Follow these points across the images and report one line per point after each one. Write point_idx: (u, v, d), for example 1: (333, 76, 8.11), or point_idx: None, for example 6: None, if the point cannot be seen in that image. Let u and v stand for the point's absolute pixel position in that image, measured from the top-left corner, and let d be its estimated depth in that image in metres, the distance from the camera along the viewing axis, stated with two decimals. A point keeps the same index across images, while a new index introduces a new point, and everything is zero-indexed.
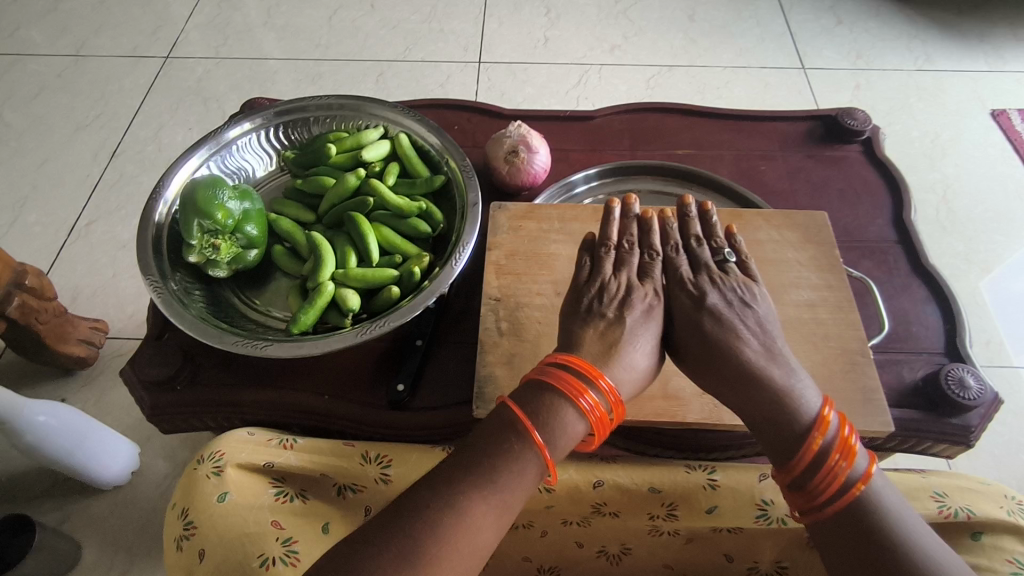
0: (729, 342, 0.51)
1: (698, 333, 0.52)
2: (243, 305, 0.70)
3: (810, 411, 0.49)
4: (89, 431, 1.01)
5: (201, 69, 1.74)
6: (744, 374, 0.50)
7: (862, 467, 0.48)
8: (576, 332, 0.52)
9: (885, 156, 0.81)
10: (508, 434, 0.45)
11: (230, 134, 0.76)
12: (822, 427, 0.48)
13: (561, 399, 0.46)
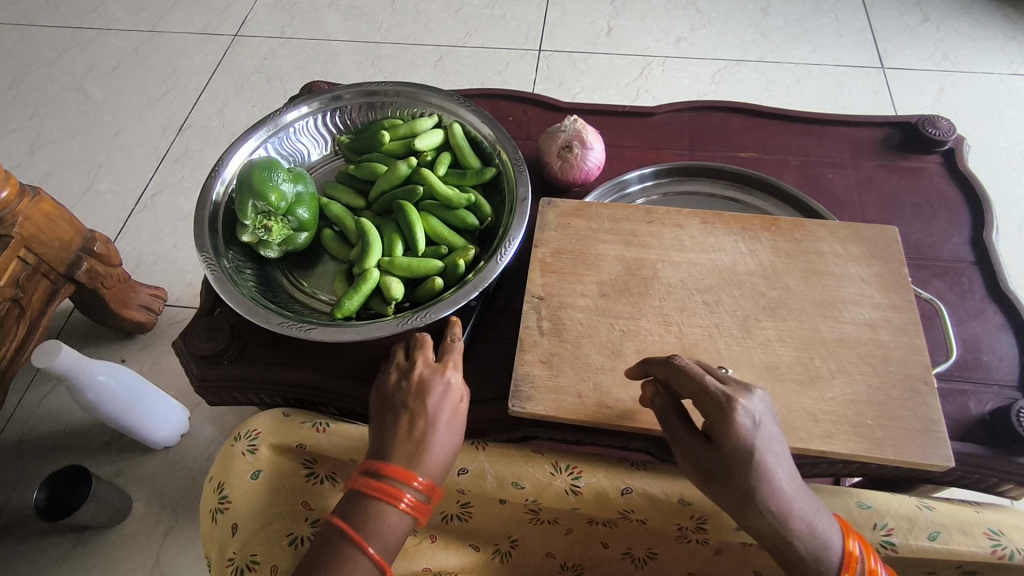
0: (769, 476, 0.48)
1: (742, 461, 0.48)
2: (291, 287, 0.71)
3: (836, 547, 0.50)
4: (143, 393, 1.06)
5: (267, 48, 1.78)
6: (779, 510, 0.48)
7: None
8: (385, 432, 0.55)
9: (967, 170, 0.75)
10: (342, 542, 0.50)
11: (288, 117, 0.77)
12: (852, 565, 0.50)
13: (379, 505, 0.52)
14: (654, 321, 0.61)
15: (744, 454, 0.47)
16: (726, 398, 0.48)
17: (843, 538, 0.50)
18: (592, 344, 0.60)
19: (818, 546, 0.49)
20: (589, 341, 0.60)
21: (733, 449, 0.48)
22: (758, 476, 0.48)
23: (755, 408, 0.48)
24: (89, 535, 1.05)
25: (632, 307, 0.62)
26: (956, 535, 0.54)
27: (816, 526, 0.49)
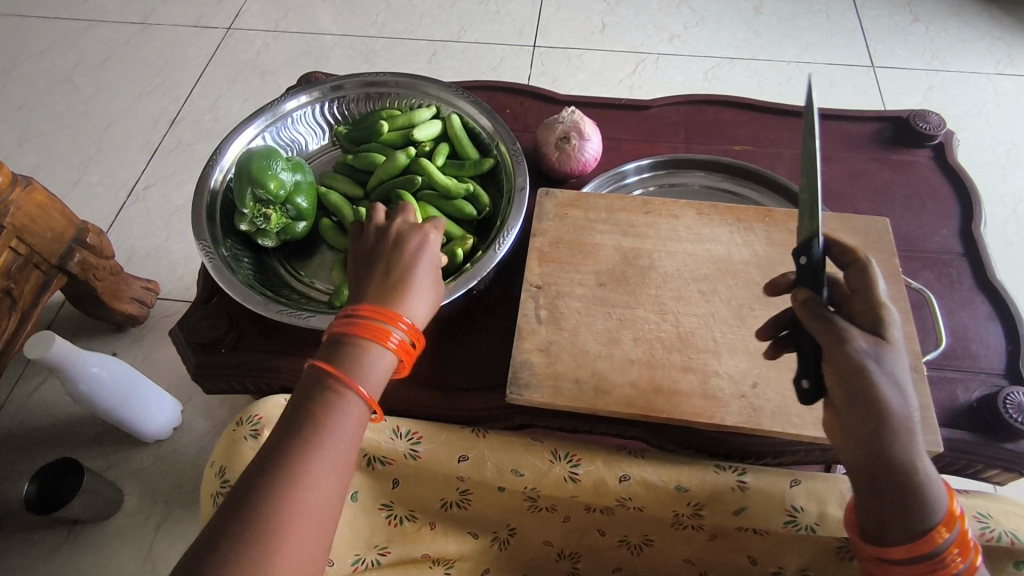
0: (903, 391, 0.47)
1: (884, 369, 0.47)
2: (289, 276, 0.71)
3: (945, 502, 0.46)
4: (137, 385, 1.05)
5: (261, 42, 1.77)
6: (906, 436, 0.46)
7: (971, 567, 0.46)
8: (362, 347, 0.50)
9: (957, 164, 0.76)
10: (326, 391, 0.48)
11: (287, 106, 0.77)
12: (951, 524, 0.45)
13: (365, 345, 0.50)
14: (651, 310, 0.61)
15: (884, 361, 0.47)
16: (874, 304, 0.50)
17: (951, 500, 0.46)
18: (589, 332, 0.60)
19: (924, 490, 0.45)
20: (586, 329, 0.61)
21: (877, 351, 0.47)
22: (887, 390, 0.46)
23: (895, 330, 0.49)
24: (80, 528, 1.04)
25: (628, 296, 0.62)
26: None
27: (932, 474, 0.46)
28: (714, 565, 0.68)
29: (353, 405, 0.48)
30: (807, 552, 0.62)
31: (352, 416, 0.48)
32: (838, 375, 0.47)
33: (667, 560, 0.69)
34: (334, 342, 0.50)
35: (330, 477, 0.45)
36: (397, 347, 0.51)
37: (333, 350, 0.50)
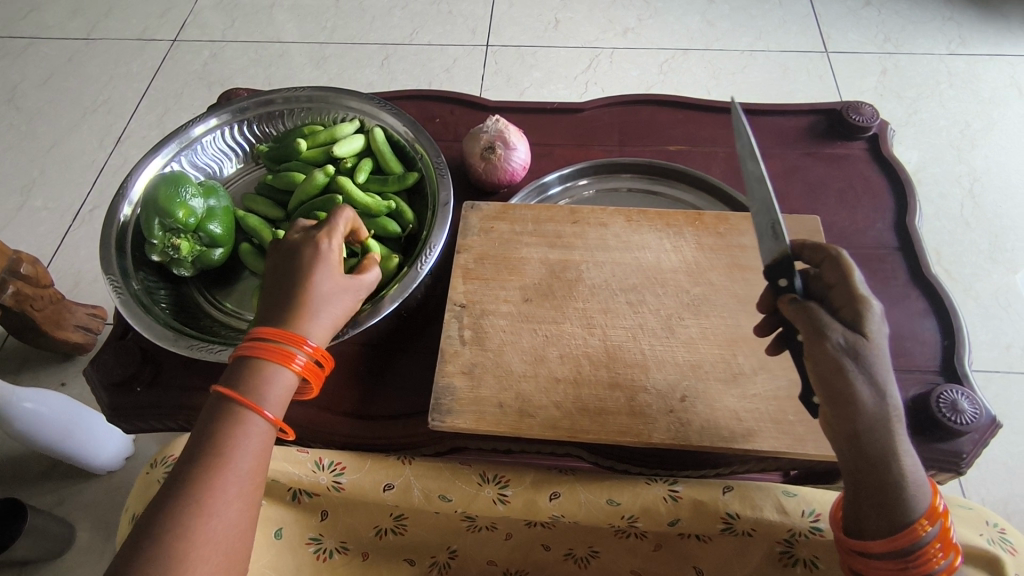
0: (887, 388, 0.45)
1: (866, 365, 0.45)
2: (208, 305, 0.68)
3: (925, 493, 0.45)
4: (79, 418, 1.01)
5: (208, 52, 1.72)
6: (885, 432, 0.44)
7: (950, 559, 0.45)
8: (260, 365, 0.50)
9: (892, 155, 0.75)
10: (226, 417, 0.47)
11: (195, 131, 0.74)
12: (932, 517, 0.45)
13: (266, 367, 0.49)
14: (578, 324, 0.59)
15: (867, 356, 0.45)
16: (857, 296, 0.47)
17: (932, 493, 0.46)
18: (514, 351, 0.58)
19: (903, 486, 0.45)
20: (511, 348, 0.59)
21: (860, 346, 0.45)
22: (864, 386, 0.45)
23: (878, 324, 0.46)
24: (28, 570, 1.00)
25: (555, 311, 0.60)
26: None
27: (916, 467, 0.45)
28: None
29: (259, 428, 0.47)
30: (754, 559, 0.59)
31: (259, 439, 0.47)
32: (819, 375, 0.46)
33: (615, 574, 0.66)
34: (239, 368, 0.49)
35: (239, 497, 0.45)
36: (304, 369, 0.51)
37: (238, 376, 0.49)
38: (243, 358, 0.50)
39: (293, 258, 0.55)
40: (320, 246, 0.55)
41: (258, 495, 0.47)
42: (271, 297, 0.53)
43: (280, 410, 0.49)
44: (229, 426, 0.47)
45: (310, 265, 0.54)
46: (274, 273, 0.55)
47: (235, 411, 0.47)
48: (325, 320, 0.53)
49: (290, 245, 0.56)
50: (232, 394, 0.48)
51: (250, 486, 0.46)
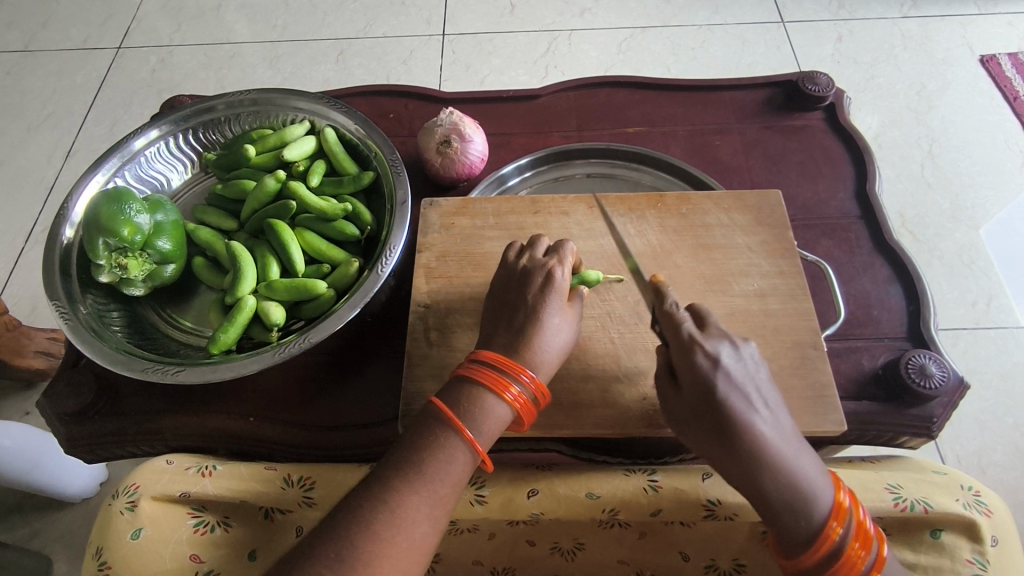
0: (742, 416, 0.46)
1: (706, 401, 0.46)
2: (165, 325, 0.66)
3: (826, 495, 0.45)
4: (48, 445, 0.97)
5: (155, 58, 1.66)
6: (760, 456, 0.45)
7: (875, 553, 0.45)
8: (472, 391, 0.47)
9: (849, 123, 0.75)
10: (437, 428, 0.46)
11: (136, 144, 0.71)
12: (840, 517, 0.45)
13: (486, 394, 0.47)
14: None
15: (703, 391, 0.46)
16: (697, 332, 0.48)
17: (833, 489, 0.46)
18: None
19: (801, 498, 0.45)
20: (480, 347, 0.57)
21: (691, 384, 0.47)
22: (733, 412, 0.46)
23: (726, 346, 0.48)
24: None
25: None
26: (859, 493, 0.53)
27: (809, 474, 0.45)
28: (646, 565, 0.64)
29: (462, 456, 0.46)
30: (738, 541, 0.60)
31: (461, 467, 0.46)
32: (690, 415, 0.48)
33: (603, 565, 0.65)
34: (456, 387, 0.48)
35: (429, 520, 0.44)
36: (520, 402, 0.48)
37: (453, 394, 0.48)
38: (461, 376, 0.48)
39: (523, 282, 0.53)
40: (552, 273, 0.52)
41: (444, 522, 0.45)
42: (494, 324, 0.52)
43: (488, 443, 0.47)
44: (439, 445, 0.46)
45: (540, 292, 0.51)
46: (502, 294, 0.53)
47: (445, 432, 0.46)
48: (553, 349, 0.50)
49: (519, 267, 0.54)
50: (444, 411, 0.47)
51: (441, 508, 0.44)
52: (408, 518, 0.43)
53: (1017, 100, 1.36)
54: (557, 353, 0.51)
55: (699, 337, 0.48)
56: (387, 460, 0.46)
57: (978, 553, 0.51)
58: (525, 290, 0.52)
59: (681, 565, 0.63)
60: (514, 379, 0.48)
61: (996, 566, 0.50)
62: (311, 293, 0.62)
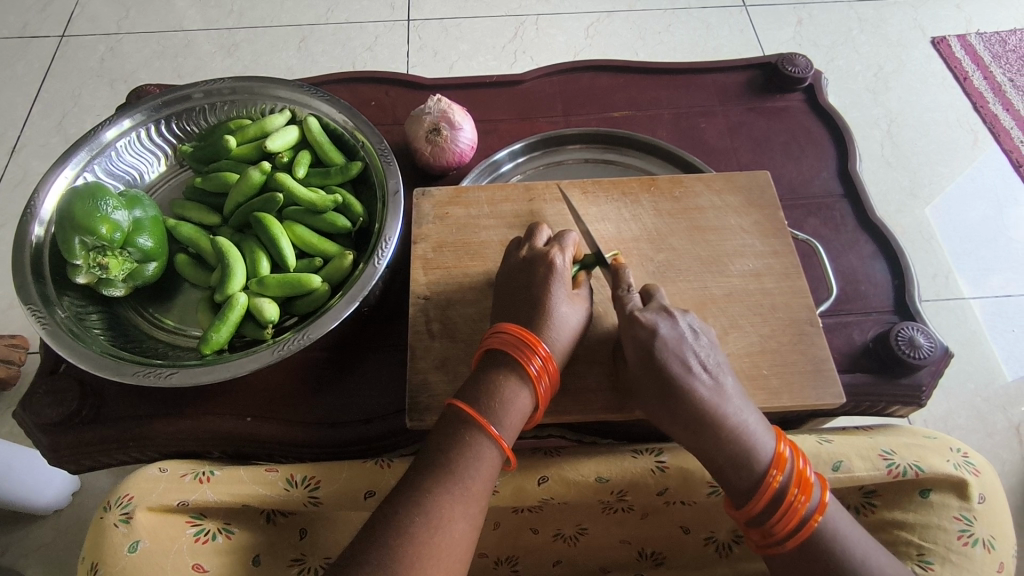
0: (681, 381, 0.49)
1: (649, 373, 0.50)
2: (148, 325, 0.63)
3: (766, 446, 0.48)
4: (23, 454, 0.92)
5: (103, 47, 1.57)
6: (701, 417, 0.48)
7: (817, 498, 0.47)
8: (491, 386, 0.50)
9: (828, 104, 0.77)
10: (462, 429, 0.48)
11: (106, 136, 0.68)
12: (780, 464, 0.48)
13: (504, 387, 0.49)
14: None
15: (646, 363, 0.50)
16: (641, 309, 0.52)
17: (774, 440, 0.49)
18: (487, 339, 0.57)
19: (741, 451, 0.48)
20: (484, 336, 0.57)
21: (635, 356, 0.50)
22: (674, 377, 0.49)
23: (665, 317, 0.51)
24: None
25: None
26: (856, 461, 0.55)
27: (750, 429, 0.48)
28: (649, 542, 0.65)
29: (490, 453, 0.48)
30: None
31: (490, 462, 0.48)
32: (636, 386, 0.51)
33: (606, 546, 0.65)
34: (474, 384, 0.50)
35: (466, 516, 0.46)
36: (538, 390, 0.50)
37: (473, 392, 0.50)
38: (479, 375, 0.51)
39: (528, 274, 0.54)
40: (554, 260, 0.54)
41: (480, 517, 0.47)
42: (506, 316, 0.54)
43: (512, 436, 0.49)
44: (467, 444, 0.48)
45: (546, 283, 0.53)
46: (508, 287, 0.55)
47: (470, 430, 0.48)
48: (564, 338, 0.52)
49: (520, 259, 0.56)
50: (468, 411, 0.49)
51: (475, 504, 0.47)
52: (447, 517, 0.45)
53: (967, 80, 1.41)
54: (569, 342, 0.53)
55: (639, 312, 0.52)
56: (420, 462, 0.48)
57: (965, 511, 0.53)
58: (532, 281, 0.54)
59: (682, 539, 0.64)
60: (527, 367, 0.50)
61: (983, 521, 0.53)
62: (305, 288, 0.60)
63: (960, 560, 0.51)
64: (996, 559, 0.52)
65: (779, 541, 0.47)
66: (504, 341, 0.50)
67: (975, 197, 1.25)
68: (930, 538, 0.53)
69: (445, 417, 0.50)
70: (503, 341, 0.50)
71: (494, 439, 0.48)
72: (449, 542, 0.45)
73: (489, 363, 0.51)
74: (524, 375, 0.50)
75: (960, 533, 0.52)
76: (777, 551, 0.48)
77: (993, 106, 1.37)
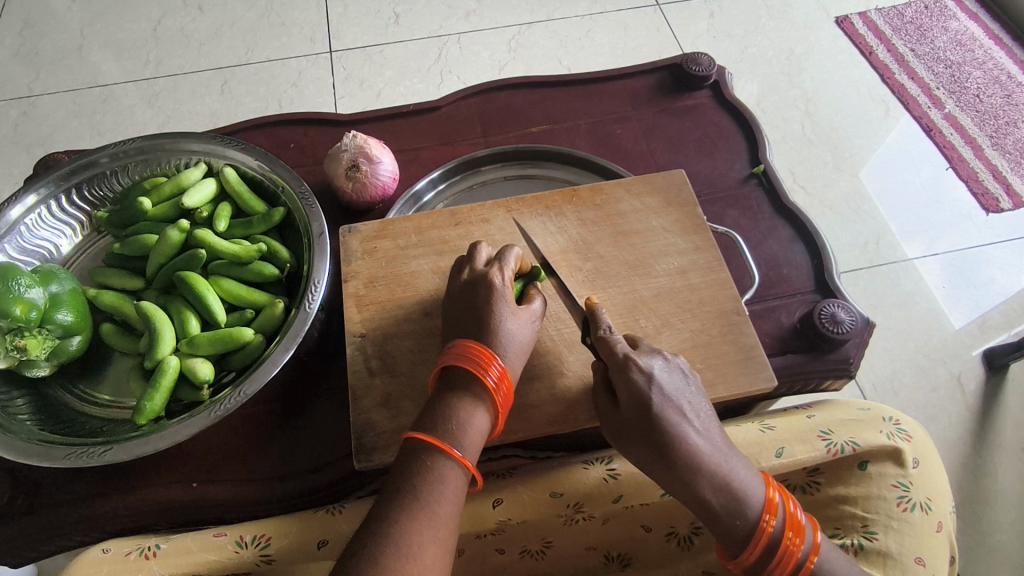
0: (678, 432, 0.49)
1: None
2: (79, 402, 0.61)
3: (757, 492, 0.49)
4: None
5: (14, 112, 1.51)
6: (693, 466, 0.49)
7: (810, 540, 0.48)
8: (445, 412, 0.50)
9: (734, 97, 0.80)
10: (424, 456, 0.48)
11: (12, 215, 0.66)
12: (772, 510, 0.49)
13: (464, 410, 0.50)
14: None
15: (641, 414, 0.50)
16: None
17: (763, 485, 0.50)
18: (426, 369, 0.57)
19: None
20: (423, 366, 0.57)
21: (629, 404, 0.50)
22: None
23: None
24: None
25: None
26: (796, 446, 0.58)
27: (739, 475, 0.49)
28: (614, 544, 0.66)
29: (454, 475, 0.48)
30: None
31: (455, 483, 0.47)
32: None
33: (572, 557, 0.66)
34: (431, 411, 0.50)
35: (435, 541, 0.45)
36: (501, 404, 0.51)
37: (429, 420, 0.50)
38: (435, 400, 0.51)
39: (471, 296, 0.55)
40: (493, 280, 0.54)
41: (451, 541, 0.46)
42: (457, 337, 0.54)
43: (473, 456, 0.49)
44: (430, 470, 0.47)
45: (490, 302, 0.53)
46: (455, 310, 0.55)
47: (434, 457, 0.48)
48: (514, 352, 0.53)
49: (462, 282, 0.56)
50: (427, 438, 0.48)
51: (441, 530, 0.45)
52: (416, 544, 0.44)
53: (872, 54, 1.48)
54: (519, 354, 0.53)
55: None
56: (384, 496, 0.47)
57: (901, 477, 0.56)
58: (479, 302, 0.54)
59: (645, 538, 0.65)
60: (484, 382, 0.50)
61: (919, 485, 0.56)
62: (237, 342, 0.59)
63: (902, 526, 0.54)
64: (934, 520, 0.55)
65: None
66: (464, 359, 0.51)
67: (895, 165, 1.31)
68: (872, 508, 0.56)
69: (406, 449, 0.49)
70: (459, 361, 0.51)
71: (457, 460, 0.48)
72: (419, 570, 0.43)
73: (446, 387, 0.51)
74: (480, 392, 0.50)
75: (899, 500, 0.55)
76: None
77: (899, 76, 1.44)
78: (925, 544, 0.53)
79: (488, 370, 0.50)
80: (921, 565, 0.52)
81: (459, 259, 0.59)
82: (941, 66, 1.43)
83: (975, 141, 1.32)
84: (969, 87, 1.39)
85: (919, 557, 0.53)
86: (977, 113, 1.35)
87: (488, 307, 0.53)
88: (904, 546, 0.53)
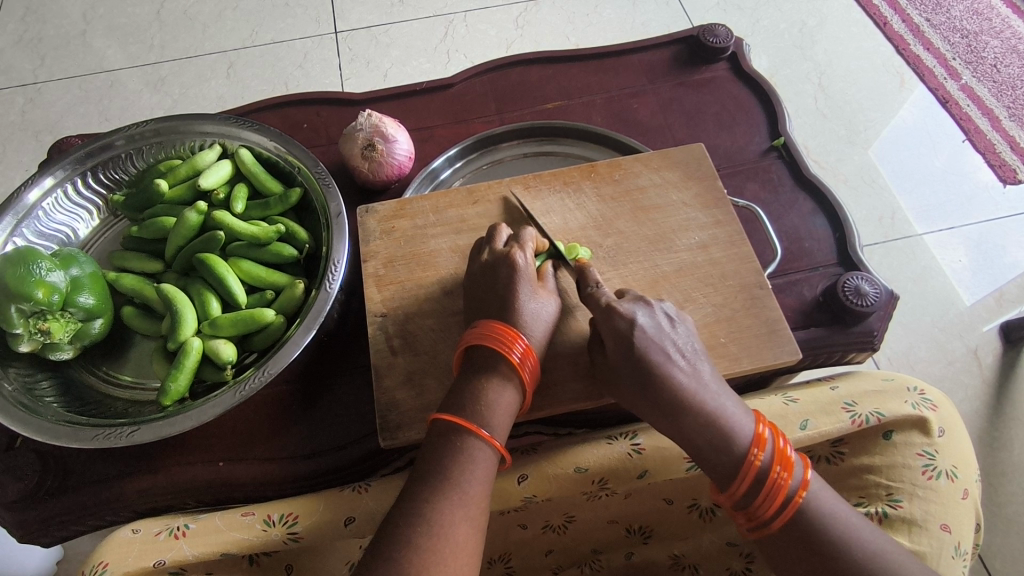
0: (661, 370, 0.50)
1: None
2: (103, 384, 0.61)
3: (745, 428, 0.49)
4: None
5: (21, 98, 1.50)
6: (677, 402, 0.49)
7: (799, 474, 0.48)
8: (473, 392, 0.50)
9: (751, 68, 0.79)
10: (453, 438, 0.48)
11: (30, 198, 0.66)
12: (760, 443, 0.49)
13: (491, 390, 0.50)
14: None
15: (623, 354, 0.51)
16: None
17: (752, 422, 0.50)
18: (449, 347, 0.57)
19: None
20: (445, 345, 0.57)
21: (613, 346, 0.51)
22: None
23: None
24: None
25: None
26: (821, 418, 0.58)
27: (727, 411, 0.49)
28: (635, 517, 0.66)
29: (484, 455, 0.48)
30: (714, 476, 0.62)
31: (485, 463, 0.48)
32: None
33: (593, 531, 0.66)
34: (458, 393, 0.50)
35: (467, 520, 0.45)
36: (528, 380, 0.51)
37: (456, 403, 0.50)
38: (462, 380, 0.51)
39: (491, 278, 0.55)
40: (515, 259, 0.54)
41: (482, 520, 0.46)
42: (481, 314, 0.54)
43: (503, 436, 0.49)
44: (460, 451, 0.47)
45: (512, 283, 0.53)
46: (477, 293, 0.55)
47: (463, 439, 0.48)
48: (539, 331, 0.53)
49: (483, 263, 0.56)
50: (456, 420, 0.48)
51: (471, 509, 0.46)
52: (448, 523, 0.44)
53: (887, 25, 1.45)
54: (544, 334, 0.53)
55: None
56: (415, 476, 0.47)
57: (927, 446, 0.56)
58: (500, 283, 0.54)
59: (667, 510, 0.65)
60: (510, 360, 0.50)
61: (944, 453, 0.56)
62: (259, 324, 0.59)
63: (927, 493, 0.54)
64: (960, 487, 0.55)
65: (766, 522, 0.49)
66: (489, 339, 0.51)
67: (912, 138, 1.29)
68: (897, 476, 0.56)
69: (434, 432, 0.49)
70: (482, 340, 0.51)
71: (486, 441, 0.48)
72: (452, 546, 0.44)
73: (473, 368, 0.51)
74: (507, 372, 0.50)
75: (925, 468, 0.55)
76: (766, 532, 0.49)
77: (914, 47, 1.41)
78: (951, 511, 0.53)
79: (509, 349, 0.50)
80: (948, 532, 0.52)
81: (476, 242, 0.59)
82: (958, 36, 1.40)
83: (992, 112, 1.30)
84: (987, 57, 1.37)
85: (945, 523, 0.53)
86: (995, 84, 1.33)
87: (510, 287, 0.53)
88: (930, 513, 0.53)
